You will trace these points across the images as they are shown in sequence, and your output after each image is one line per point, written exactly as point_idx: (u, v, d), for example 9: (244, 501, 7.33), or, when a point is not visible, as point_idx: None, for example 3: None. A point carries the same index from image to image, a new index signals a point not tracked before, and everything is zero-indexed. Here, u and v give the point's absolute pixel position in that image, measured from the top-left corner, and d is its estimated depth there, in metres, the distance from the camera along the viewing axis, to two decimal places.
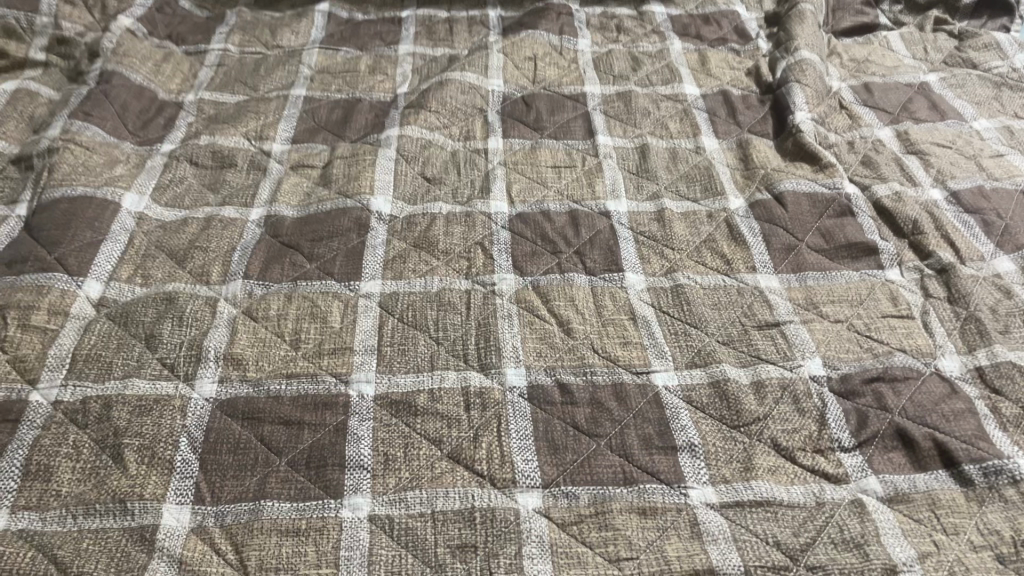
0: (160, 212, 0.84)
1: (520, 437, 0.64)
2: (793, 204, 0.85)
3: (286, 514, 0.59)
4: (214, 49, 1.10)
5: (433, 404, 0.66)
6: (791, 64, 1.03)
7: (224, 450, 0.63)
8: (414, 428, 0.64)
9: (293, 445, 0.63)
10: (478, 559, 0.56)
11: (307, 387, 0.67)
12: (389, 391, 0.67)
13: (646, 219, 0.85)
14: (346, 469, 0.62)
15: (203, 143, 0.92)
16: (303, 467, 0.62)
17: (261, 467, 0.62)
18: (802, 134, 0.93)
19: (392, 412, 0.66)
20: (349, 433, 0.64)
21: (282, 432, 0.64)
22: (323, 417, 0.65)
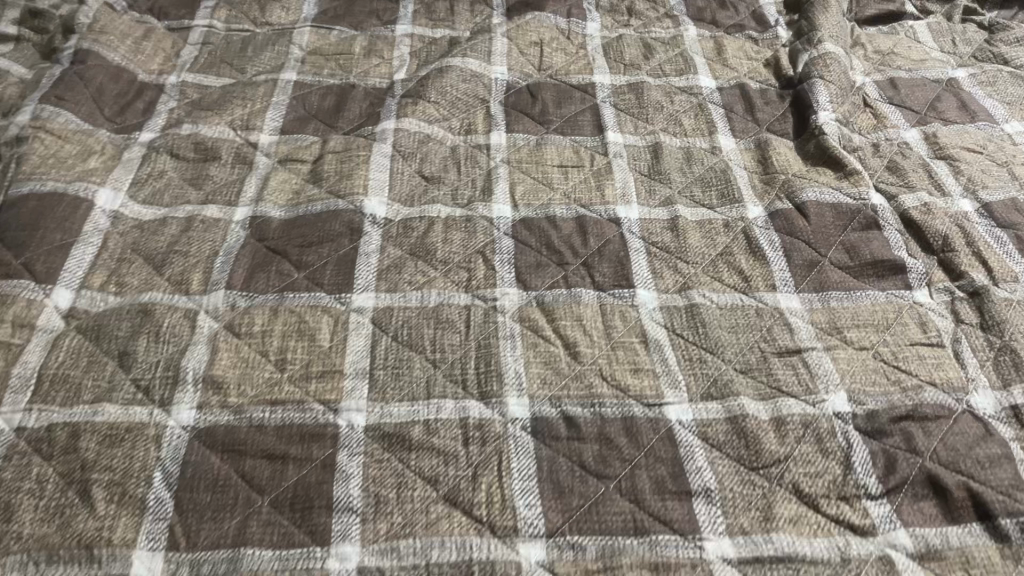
0: (138, 210, 0.78)
1: (522, 480, 0.59)
2: (816, 215, 0.79)
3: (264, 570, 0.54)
4: (199, 25, 1.03)
5: (428, 438, 0.61)
6: (814, 57, 0.96)
7: (197, 491, 0.58)
8: (406, 467, 0.60)
9: (273, 487, 0.58)
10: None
11: (293, 416, 0.62)
12: (379, 423, 0.62)
13: (659, 227, 0.80)
14: (332, 515, 0.57)
15: (185, 132, 0.86)
16: (284, 512, 0.57)
17: (238, 512, 0.57)
18: (826, 137, 0.87)
19: (383, 447, 0.61)
20: (337, 471, 0.59)
21: (261, 470, 0.59)
22: (308, 452, 0.60)
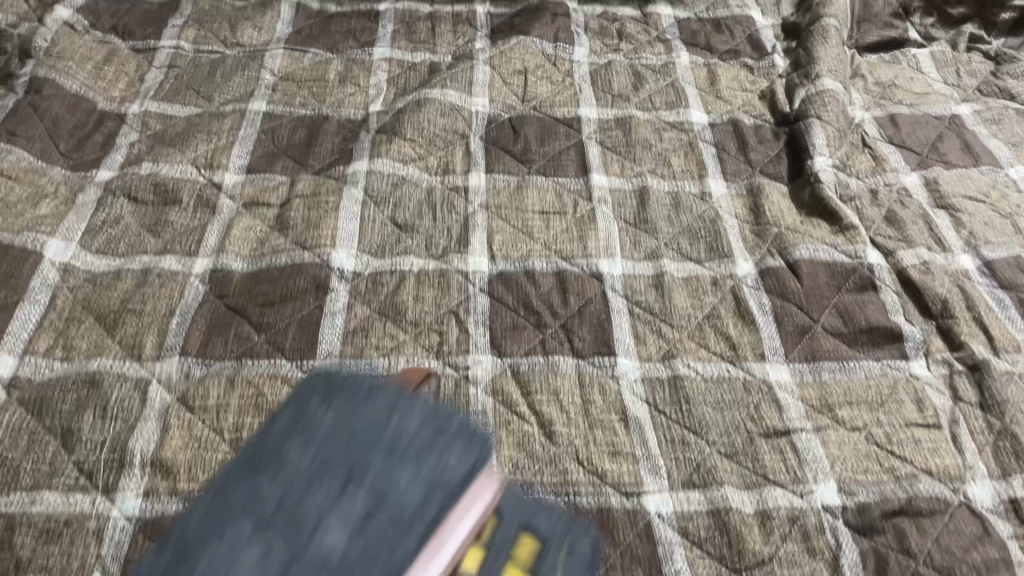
0: (91, 260, 0.74)
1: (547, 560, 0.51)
2: (809, 275, 0.75)
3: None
4: (166, 46, 0.97)
5: (441, 415, 0.53)
6: (811, 93, 0.91)
7: (176, 534, 0.47)
8: (422, 441, 0.51)
9: (271, 472, 0.49)
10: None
11: (292, 403, 0.54)
12: (388, 394, 0.54)
13: (643, 285, 0.75)
14: (335, 520, 0.47)
15: (144, 171, 0.81)
16: (274, 518, 0.47)
17: (221, 532, 0.47)
18: (822, 185, 0.82)
19: (394, 421, 0.52)
20: (344, 447, 0.51)
21: (252, 459, 0.51)
22: (310, 432, 0.52)
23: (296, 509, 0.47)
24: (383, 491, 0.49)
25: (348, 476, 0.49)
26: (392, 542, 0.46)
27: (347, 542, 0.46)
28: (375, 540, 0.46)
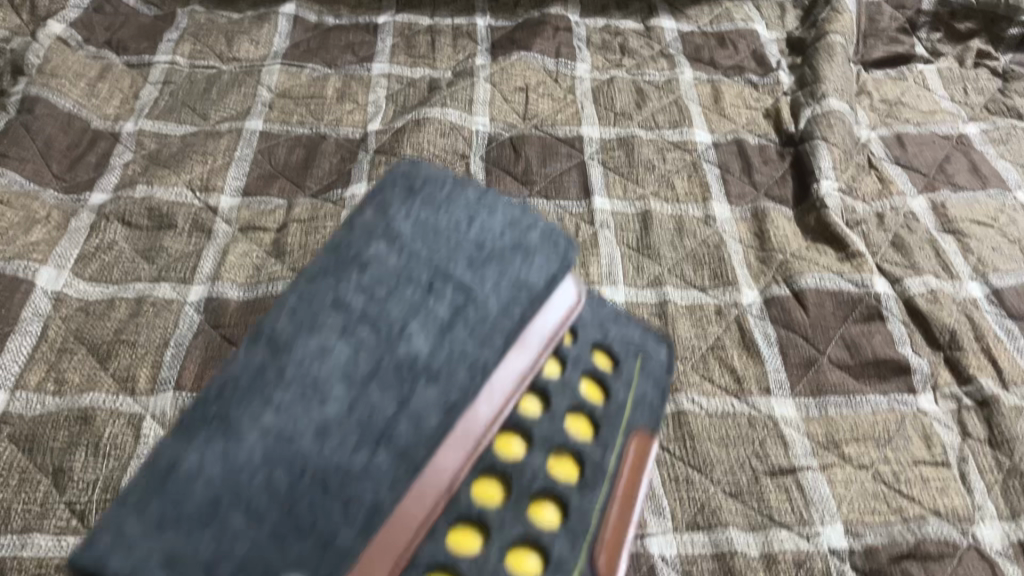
0: (83, 288, 0.72)
1: (615, 383, 0.59)
2: (815, 305, 0.74)
3: (333, 432, 0.45)
4: (160, 61, 0.96)
5: (522, 221, 0.57)
6: (817, 113, 0.90)
7: (266, 329, 0.49)
8: (500, 253, 0.55)
9: (360, 265, 0.53)
10: (544, 534, 0.51)
11: (379, 193, 0.58)
12: (469, 194, 0.58)
13: (646, 314, 0.74)
14: (417, 328, 0.50)
15: (139, 195, 0.80)
16: (363, 322, 0.50)
17: (313, 329, 0.49)
18: (828, 210, 0.81)
19: (477, 224, 0.56)
20: (430, 246, 0.54)
21: (345, 250, 0.54)
22: (396, 236, 0.55)
23: (379, 311, 0.51)
24: (467, 297, 0.52)
25: (432, 277, 0.53)
26: (473, 347, 0.51)
27: (429, 349, 0.50)
28: (460, 344, 0.50)
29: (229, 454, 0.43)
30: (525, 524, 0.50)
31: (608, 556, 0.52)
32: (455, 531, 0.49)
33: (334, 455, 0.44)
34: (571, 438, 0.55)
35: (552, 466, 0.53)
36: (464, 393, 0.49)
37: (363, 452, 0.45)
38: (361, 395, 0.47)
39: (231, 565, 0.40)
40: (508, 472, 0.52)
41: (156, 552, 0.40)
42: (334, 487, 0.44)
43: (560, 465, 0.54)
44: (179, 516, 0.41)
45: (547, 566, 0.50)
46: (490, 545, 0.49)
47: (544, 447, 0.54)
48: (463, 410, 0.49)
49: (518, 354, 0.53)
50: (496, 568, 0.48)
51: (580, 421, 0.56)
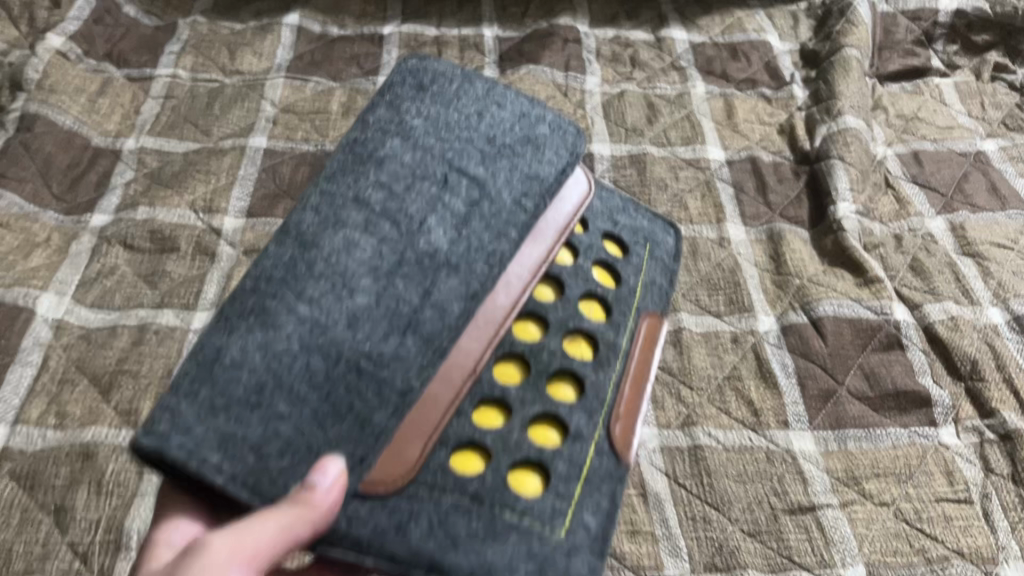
0: (85, 315, 0.70)
1: (623, 270, 0.65)
2: (834, 334, 0.72)
3: (363, 320, 0.51)
4: (162, 74, 0.94)
5: (528, 116, 0.66)
6: (832, 131, 0.88)
7: (293, 225, 0.55)
8: (509, 147, 0.63)
9: (376, 162, 0.59)
10: (563, 407, 0.55)
11: (389, 90, 0.65)
12: (478, 88, 0.66)
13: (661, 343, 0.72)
14: (435, 222, 0.56)
15: (140, 217, 0.78)
16: (384, 217, 0.56)
17: (337, 226, 0.54)
18: (845, 233, 0.79)
19: (483, 123, 0.64)
20: (441, 142, 0.61)
21: (361, 146, 0.60)
22: (409, 132, 0.61)
23: (398, 207, 0.56)
24: (481, 191, 0.59)
25: (446, 171, 0.59)
26: (490, 239, 0.57)
27: (448, 242, 0.56)
28: (477, 236, 0.57)
29: (269, 342, 0.48)
30: (545, 401, 0.55)
31: (623, 423, 0.58)
32: (479, 412, 0.54)
33: (367, 342, 0.50)
34: (583, 320, 0.60)
35: (566, 346, 0.58)
36: (483, 282, 0.55)
37: (393, 338, 0.51)
38: (387, 287, 0.52)
39: (277, 445, 0.46)
40: (528, 354, 0.57)
41: (213, 436, 0.45)
42: (368, 371, 0.49)
43: (574, 347, 0.59)
44: (228, 401, 0.46)
45: (567, 436, 0.55)
46: (513, 422, 0.54)
47: (559, 331, 0.59)
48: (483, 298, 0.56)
49: (532, 246, 0.61)
50: (521, 440, 0.53)
51: (592, 306, 0.61)
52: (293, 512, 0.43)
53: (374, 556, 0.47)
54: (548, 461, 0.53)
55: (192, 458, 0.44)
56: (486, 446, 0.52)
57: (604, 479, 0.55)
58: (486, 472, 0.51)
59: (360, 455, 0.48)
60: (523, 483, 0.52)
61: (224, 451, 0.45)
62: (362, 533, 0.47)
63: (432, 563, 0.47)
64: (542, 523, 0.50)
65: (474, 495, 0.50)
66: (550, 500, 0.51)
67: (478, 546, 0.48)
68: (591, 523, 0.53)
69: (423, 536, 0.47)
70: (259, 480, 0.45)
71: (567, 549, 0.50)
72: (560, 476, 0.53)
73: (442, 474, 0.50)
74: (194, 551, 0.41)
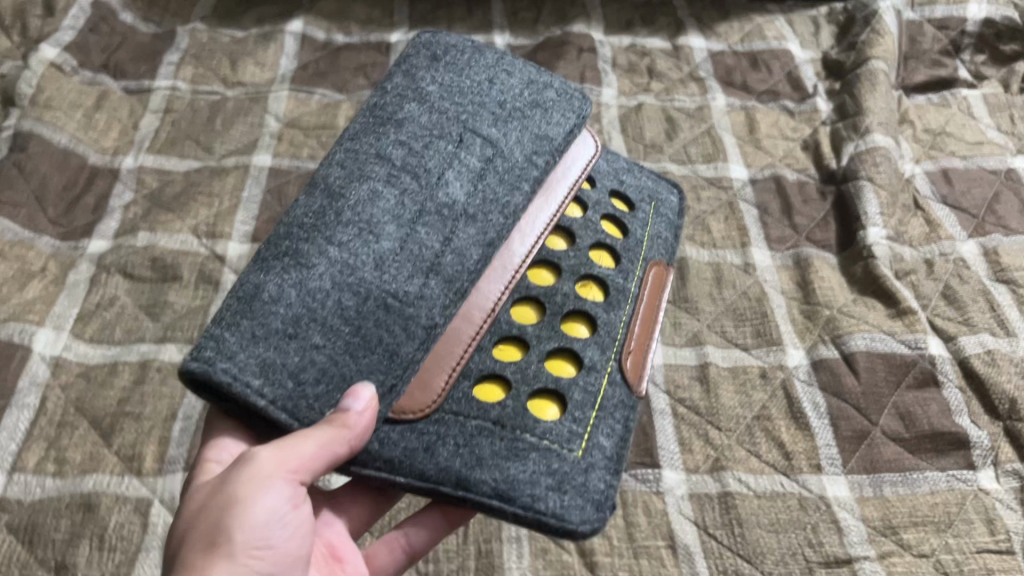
0: (84, 351, 0.67)
1: (631, 221, 0.66)
2: (866, 370, 0.69)
3: (390, 263, 0.53)
4: (161, 87, 0.90)
5: (537, 82, 0.66)
6: (860, 149, 0.85)
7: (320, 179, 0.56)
8: (518, 110, 0.63)
9: (396, 122, 0.59)
10: (577, 342, 0.57)
11: (405, 62, 0.65)
12: (488, 57, 0.66)
13: (686, 379, 0.69)
14: (454, 176, 0.57)
15: (140, 243, 0.74)
16: (404, 171, 0.57)
17: (362, 179, 0.55)
18: (876, 260, 0.76)
19: (497, 84, 0.64)
20: (457, 103, 0.61)
21: (381, 109, 0.60)
22: (426, 96, 0.61)
23: (418, 161, 0.57)
24: (494, 149, 0.60)
25: (462, 131, 0.60)
26: (507, 191, 0.59)
27: (466, 195, 0.57)
28: (493, 190, 0.58)
29: (303, 281, 0.50)
30: (560, 336, 0.57)
31: (636, 358, 0.59)
32: (499, 348, 0.56)
33: (393, 284, 0.52)
34: (595, 265, 0.61)
35: (579, 289, 0.60)
36: (500, 232, 0.57)
37: (418, 279, 0.53)
38: (411, 233, 0.54)
39: (314, 372, 0.49)
40: (543, 297, 0.58)
41: (255, 361, 0.48)
42: (395, 308, 0.52)
43: (587, 290, 0.60)
44: (267, 332, 0.49)
45: (582, 368, 0.56)
46: (530, 355, 0.56)
47: (573, 275, 0.60)
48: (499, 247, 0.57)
49: (543, 200, 0.62)
50: (540, 371, 0.55)
51: (603, 254, 0.63)
52: (327, 430, 0.47)
53: (405, 475, 0.50)
54: (564, 390, 0.55)
55: (237, 380, 0.47)
56: (506, 378, 0.54)
57: (620, 407, 0.57)
58: (506, 401, 0.53)
59: (389, 383, 0.51)
60: (542, 410, 0.54)
61: (265, 375, 0.48)
62: (393, 453, 0.51)
63: (457, 479, 0.50)
64: (560, 445, 0.53)
65: (495, 420, 0.52)
66: (567, 423, 0.54)
67: (501, 463, 0.51)
68: (605, 445, 0.55)
69: (450, 455, 0.51)
70: (297, 405, 0.48)
71: (584, 469, 0.53)
72: (577, 403, 0.55)
73: (464, 402, 0.53)
74: (242, 461, 0.47)
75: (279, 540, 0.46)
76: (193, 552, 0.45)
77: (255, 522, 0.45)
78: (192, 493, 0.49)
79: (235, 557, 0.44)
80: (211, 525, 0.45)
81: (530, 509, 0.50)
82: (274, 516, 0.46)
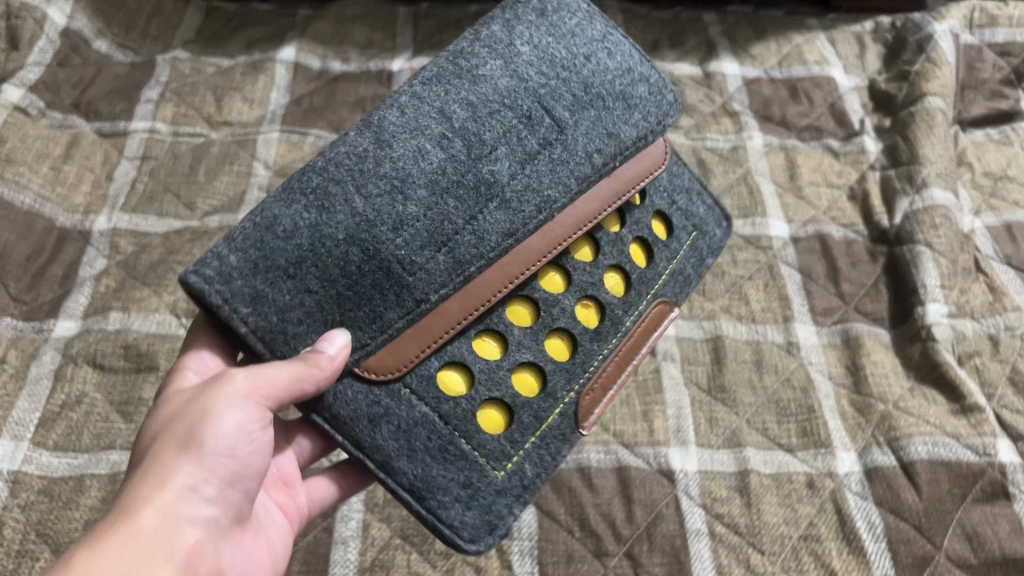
0: (46, 462, 0.60)
1: (659, 251, 0.60)
2: (928, 482, 0.61)
3: (410, 228, 0.49)
4: (138, 129, 0.81)
5: (631, 72, 0.59)
6: (915, 208, 0.76)
7: (375, 118, 0.51)
8: (602, 98, 0.56)
9: (472, 78, 0.53)
10: (550, 363, 0.53)
11: (509, 7, 0.57)
12: (595, 30, 0.58)
13: (724, 490, 0.62)
14: (506, 154, 0.52)
15: (112, 326, 0.67)
16: (461, 136, 0.51)
17: (415, 131, 0.51)
18: (936, 343, 0.68)
19: (593, 62, 0.57)
20: (544, 71, 0.55)
21: (463, 57, 0.54)
22: (514, 57, 0.54)
23: (477, 128, 0.51)
24: (559, 135, 0.54)
25: (535, 105, 0.53)
26: (551, 182, 0.53)
27: (509, 177, 0.52)
28: (538, 179, 0.52)
29: (318, 224, 0.47)
30: (538, 351, 0.52)
31: (595, 395, 0.54)
32: (478, 340, 0.51)
33: (403, 250, 0.48)
34: (605, 288, 0.56)
35: (578, 309, 0.55)
36: (529, 224, 0.51)
37: (428, 252, 0.49)
38: (439, 203, 0.50)
39: (299, 314, 0.46)
40: (545, 303, 0.53)
41: (250, 289, 0.46)
42: (396, 274, 0.48)
43: (584, 311, 0.55)
44: (269, 265, 0.46)
45: (542, 391, 0.52)
46: (505, 359, 0.51)
47: (579, 292, 0.55)
48: (524, 238, 0.52)
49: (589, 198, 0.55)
50: (505, 378, 0.51)
51: (616, 279, 0.57)
52: (302, 365, 0.44)
53: (347, 437, 0.48)
54: (516, 407, 0.51)
55: (225, 304, 0.45)
56: (472, 372, 0.50)
57: (558, 440, 0.52)
58: (461, 400, 0.49)
59: (364, 341, 0.47)
60: (487, 417, 0.50)
61: (254, 304, 0.46)
62: (342, 411, 0.48)
63: (384, 462, 0.48)
64: (488, 461, 0.50)
65: (441, 414, 0.49)
66: (504, 441, 0.50)
67: (428, 461, 0.48)
68: (529, 471, 0.51)
69: (388, 436, 0.48)
70: (275, 339, 0.46)
71: (497, 492, 0.50)
72: (521, 425, 0.51)
73: (424, 382, 0.49)
74: (218, 377, 0.45)
75: (245, 455, 0.44)
76: (161, 451, 0.42)
77: (224, 435, 0.43)
78: (167, 395, 0.47)
79: (203, 461, 0.42)
80: (183, 429, 0.43)
81: (432, 514, 0.48)
82: (241, 431, 0.43)
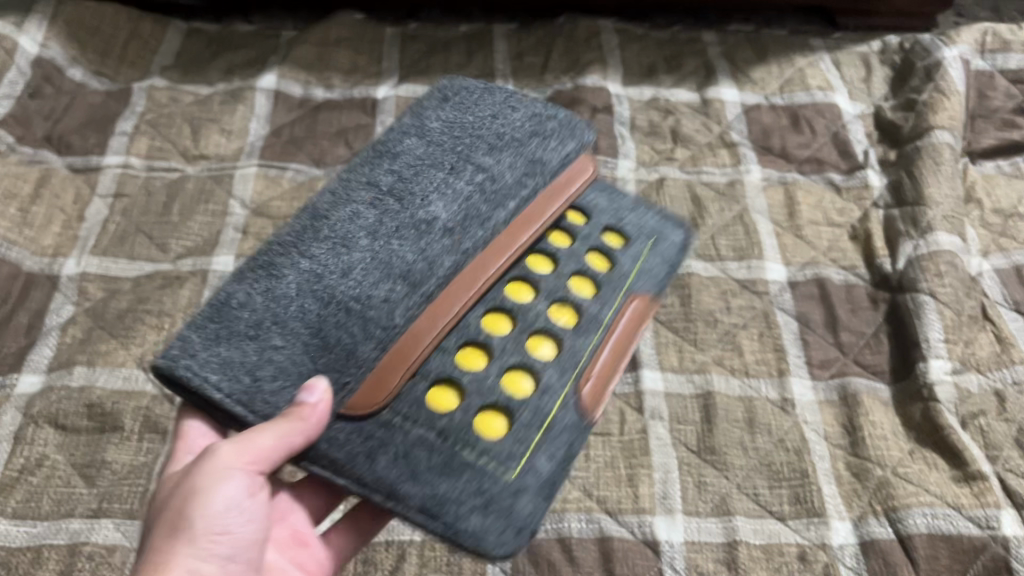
0: (2, 531, 0.57)
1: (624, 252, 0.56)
2: (926, 559, 0.58)
3: (359, 271, 0.48)
4: (111, 164, 0.79)
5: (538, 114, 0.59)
6: (919, 253, 0.73)
7: (308, 204, 0.52)
8: (517, 139, 0.56)
9: (391, 154, 0.54)
10: (537, 361, 0.49)
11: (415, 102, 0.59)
12: (496, 96, 0.59)
13: (710, 563, 0.59)
14: (437, 198, 0.52)
15: (75, 382, 0.64)
16: (390, 195, 0.51)
17: (346, 202, 0.51)
18: (937, 403, 0.65)
19: (502, 117, 0.58)
20: (457, 134, 0.56)
21: (381, 143, 0.55)
22: (426, 131, 0.56)
23: (405, 186, 0.52)
24: (486, 172, 0.54)
25: (456, 160, 0.54)
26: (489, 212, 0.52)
27: (448, 211, 0.51)
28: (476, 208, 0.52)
29: (271, 287, 0.47)
30: (524, 353, 0.49)
31: (596, 385, 0.50)
32: (462, 353, 0.49)
33: (357, 288, 0.47)
34: (575, 289, 0.53)
35: (553, 312, 0.51)
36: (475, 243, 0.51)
37: (384, 285, 0.48)
38: (383, 246, 0.49)
39: (271, 370, 0.45)
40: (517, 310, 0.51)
41: (217, 356, 0.45)
42: (356, 310, 0.47)
43: (560, 313, 0.52)
44: (230, 332, 0.45)
45: (536, 389, 0.48)
46: (491, 367, 0.48)
47: (549, 296, 0.52)
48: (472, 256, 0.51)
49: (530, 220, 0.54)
50: (495, 385, 0.48)
51: (586, 280, 0.53)
52: (283, 422, 0.43)
53: (347, 476, 0.45)
54: (512, 409, 0.47)
55: (195, 375, 0.44)
56: (461, 385, 0.47)
57: (566, 431, 0.48)
58: (455, 412, 0.46)
59: (342, 382, 0.46)
60: (487, 426, 0.47)
61: (224, 370, 0.44)
62: (339, 454, 0.45)
63: (390, 490, 0.45)
64: (497, 464, 0.46)
65: (438, 431, 0.46)
66: (509, 443, 0.46)
67: (435, 479, 0.45)
68: (545, 468, 0.47)
69: (388, 464, 0.45)
70: (253, 399, 0.44)
71: (513, 492, 0.45)
72: (522, 424, 0.47)
73: (414, 406, 0.47)
74: (203, 455, 0.44)
75: (237, 529, 0.43)
76: (156, 538, 0.42)
77: (214, 515, 0.42)
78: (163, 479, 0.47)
79: (196, 543, 0.41)
80: (173, 513, 0.42)
81: (451, 528, 0.44)
82: (230, 508, 0.43)
